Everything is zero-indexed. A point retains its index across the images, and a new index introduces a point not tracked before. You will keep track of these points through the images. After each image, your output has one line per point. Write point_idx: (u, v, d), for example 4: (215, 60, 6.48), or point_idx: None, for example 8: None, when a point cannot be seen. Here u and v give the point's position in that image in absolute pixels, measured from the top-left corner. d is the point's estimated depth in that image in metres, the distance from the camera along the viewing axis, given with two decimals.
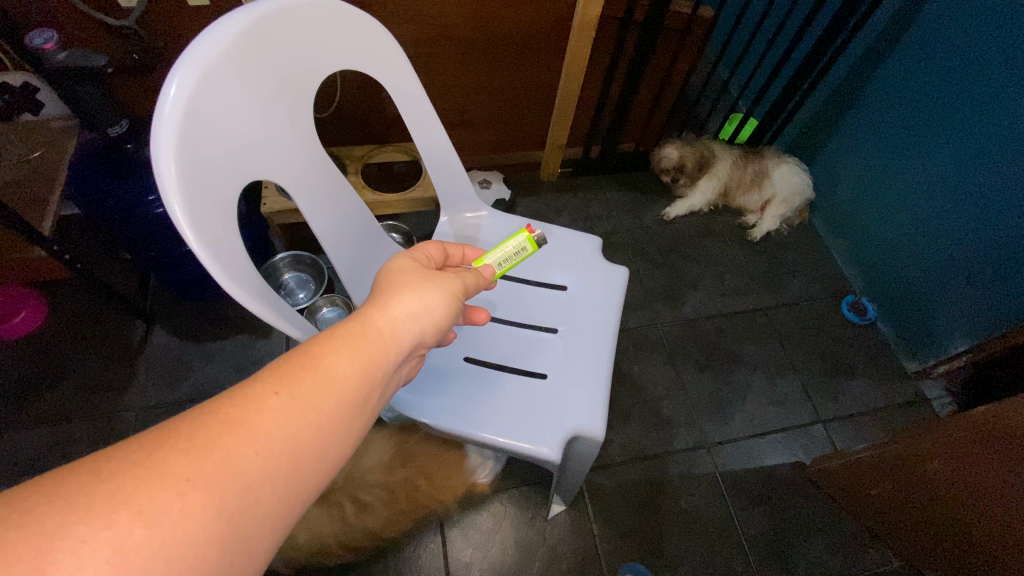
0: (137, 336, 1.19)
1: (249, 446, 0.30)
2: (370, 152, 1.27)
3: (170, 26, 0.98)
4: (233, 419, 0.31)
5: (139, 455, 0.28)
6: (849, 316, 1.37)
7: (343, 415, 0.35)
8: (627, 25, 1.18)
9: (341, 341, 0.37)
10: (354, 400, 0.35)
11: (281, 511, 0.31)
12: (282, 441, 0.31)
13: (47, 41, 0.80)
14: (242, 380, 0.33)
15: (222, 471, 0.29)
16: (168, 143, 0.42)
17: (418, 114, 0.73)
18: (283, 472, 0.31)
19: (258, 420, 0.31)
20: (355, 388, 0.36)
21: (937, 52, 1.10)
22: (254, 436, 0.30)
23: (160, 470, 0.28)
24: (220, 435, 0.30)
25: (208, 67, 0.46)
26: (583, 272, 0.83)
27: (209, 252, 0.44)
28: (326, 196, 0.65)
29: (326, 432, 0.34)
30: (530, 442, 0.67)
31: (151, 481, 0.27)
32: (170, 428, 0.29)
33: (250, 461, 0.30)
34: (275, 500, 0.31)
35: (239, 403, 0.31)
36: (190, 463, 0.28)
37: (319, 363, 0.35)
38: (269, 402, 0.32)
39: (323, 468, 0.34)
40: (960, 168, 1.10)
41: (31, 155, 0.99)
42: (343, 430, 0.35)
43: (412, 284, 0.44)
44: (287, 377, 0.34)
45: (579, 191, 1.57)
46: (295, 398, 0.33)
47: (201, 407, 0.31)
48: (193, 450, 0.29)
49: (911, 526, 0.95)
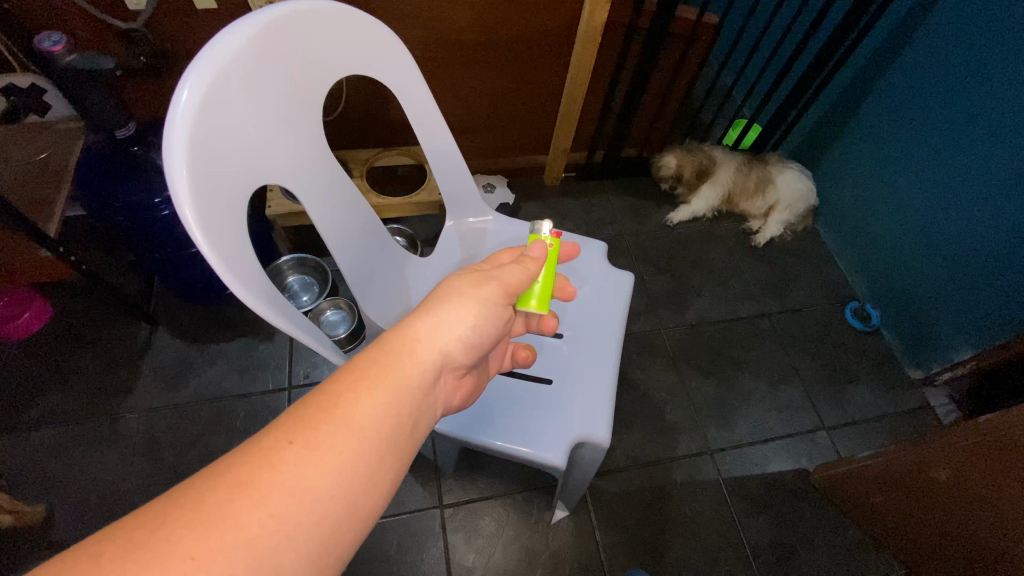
0: (141, 337, 1.19)
1: (261, 510, 0.33)
2: (375, 155, 1.28)
3: (177, 29, 0.99)
4: (243, 481, 0.34)
5: (144, 536, 0.31)
6: (853, 323, 1.37)
7: (364, 452, 0.38)
8: (633, 30, 1.18)
9: (364, 376, 0.41)
10: (376, 434, 0.39)
11: (307, 565, 0.34)
12: (297, 499, 0.34)
13: (57, 44, 0.80)
14: (256, 436, 0.36)
15: (232, 542, 0.32)
16: (180, 148, 0.42)
17: (425, 118, 0.73)
18: (299, 529, 0.34)
19: (269, 476, 0.34)
20: (377, 427, 0.39)
21: (940, 65, 1.11)
22: (265, 498, 0.33)
23: (163, 548, 0.30)
24: (231, 500, 0.33)
25: (217, 71, 0.46)
26: (590, 278, 0.83)
27: (219, 255, 0.44)
28: (333, 200, 0.65)
29: (344, 480, 0.36)
30: (536, 447, 0.67)
31: (156, 563, 0.30)
32: (176, 502, 0.33)
33: (264, 527, 0.33)
34: (295, 555, 0.33)
35: (254, 461, 0.35)
36: (196, 541, 0.31)
37: (338, 401, 0.39)
38: (284, 454, 0.35)
39: (350, 517, 0.36)
40: (959, 183, 1.11)
41: (37, 157, 1.00)
42: (366, 467, 0.38)
43: (436, 298, 0.49)
44: (305, 426, 0.37)
45: (583, 196, 1.57)
46: (308, 447, 0.36)
47: (208, 478, 0.34)
48: (204, 522, 0.32)
49: (914, 533, 0.95)
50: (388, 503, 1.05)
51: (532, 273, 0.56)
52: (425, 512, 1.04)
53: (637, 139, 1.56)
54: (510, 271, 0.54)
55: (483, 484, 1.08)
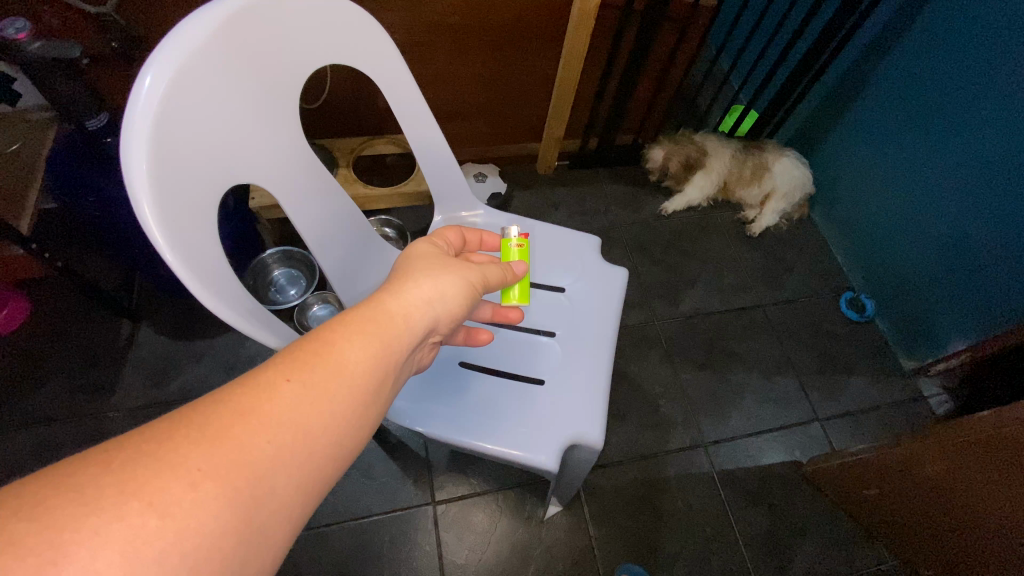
0: (124, 334, 1.16)
1: (263, 436, 0.30)
2: (362, 144, 1.24)
3: (148, 13, 0.94)
4: (246, 407, 0.30)
5: (149, 447, 0.27)
6: (848, 312, 1.36)
7: (353, 400, 0.34)
8: (627, 14, 1.14)
9: (353, 327, 0.37)
10: (367, 381, 0.35)
11: (300, 492, 0.31)
12: (293, 430, 0.31)
13: (19, 30, 0.77)
14: (254, 367, 0.32)
15: (236, 461, 0.28)
16: (140, 147, 0.39)
17: (409, 112, 0.70)
18: (296, 459, 0.31)
19: (266, 408, 0.31)
20: (368, 373, 0.36)
21: (939, 45, 1.08)
22: (269, 423, 0.30)
23: (170, 459, 0.27)
24: (230, 424, 0.29)
25: (184, 60, 0.43)
26: (582, 273, 0.81)
27: (183, 261, 0.41)
28: (311, 192, 0.62)
29: (337, 419, 0.33)
30: (527, 450, 0.65)
31: (162, 472, 0.27)
32: (183, 417, 0.29)
33: (265, 452, 0.29)
34: (288, 487, 0.30)
35: (253, 392, 0.31)
36: (202, 453, 0.28)
37: (331, 346, 0.35)
38: (281, 388, 0.32)
39: (339, 457, 0.33)
40: (958, 161, 1.08)
41: (9, 150, 0.93)
42: (355, 413, 0.34)
43: (426, 271, 0.45)
44: (301, 365, 0.33)
45: (577, 184, 1.54)
46: (307, 386, 0.33)
47: (207, 400, 0.30)
48: (209, 438, 0.28)
49: (904, 525, 0.96)
50: (380, 501, 1.04)
51: (508, 276, 0.55)
52: (416, 509, 1.03)
53: (632, 126, 1.53)
54: (491, 269, 0.52)
55: (474, 481, 1.07)
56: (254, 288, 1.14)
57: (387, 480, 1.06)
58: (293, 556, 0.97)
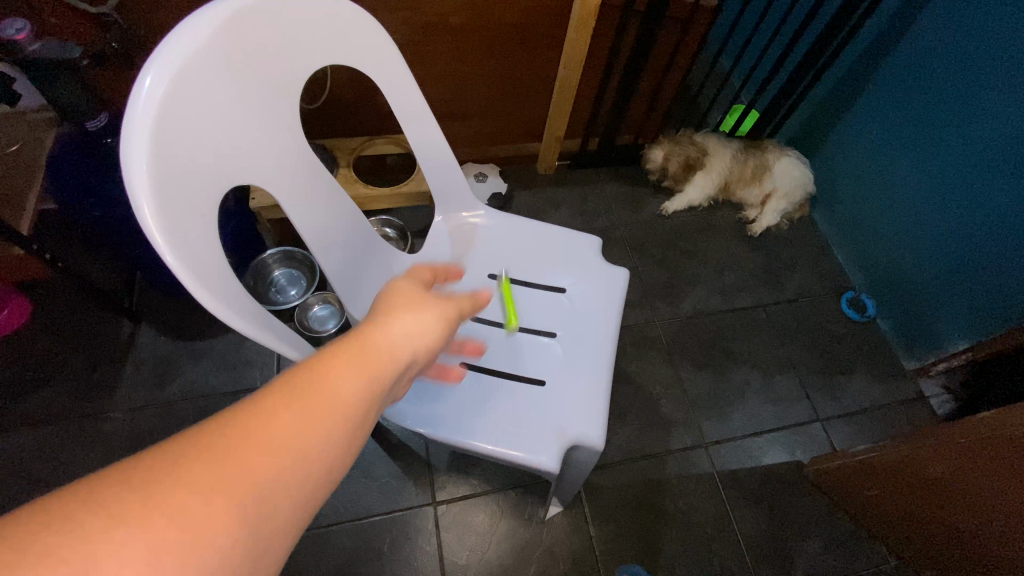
0: (124, 334, 1.16)
1: (270, 455, 0.29)
2: (363, 143, 1.23)
3: (148, 13, 0.94)
4: (250, 426, 0.30)
5: (165, 461, 0.27)
6: (849, 312, 1.35)
7: (347, 428, 0.33)
8: (628, 14, 1.14)
9: (341, 358, 0.35)
10: (359, 411, 0.34)
11: (306, 508, 0.31)
12: (297, 451, 0.30)
13: (19, 30, 0.78)
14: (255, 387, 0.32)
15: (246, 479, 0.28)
16: (139, 149, 0.39)
17: (410, 112, 0.70)
18: (301, 478, 0.30)
19: (270, 429, 0.30)
20: (359, 404, 0.34)
21: (941, 47, 1.07)
22: (272, 445, 0.30)
23: (183, 476, 0.27)
24: (238, 442, 0.29)
25: (184, 63, 0.43)
26: (583, 274, 0.81)
27: (184, 264, 0.41)
28: (310, 194, 0.62)
29: (335, 444, 0.32)
30: (528, 451, 0.65)
31: (180, 486, 0.27)
32: (194, 432, 0.29)
33: (272, 472, 0.29)
34: (296, 503, 0.30)
35: (254, 415, 0.30)
36: (213, 471, 0.27)
37: (321, 375, 0.34)
38: (281, 410, 0.31)
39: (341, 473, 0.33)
40: (962, 165, 1.08)
41: (8, 151, 0.95)
42: (354, 435, 0.34)
43: (411, 298, 0.44)
44: (298, 389, 0.32)
45: (578, 184, 1.54)
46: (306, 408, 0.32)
47: (217, 416, 0.30)
48: (218, 456, 0.28)
49: (905, 525, 0.96)
50: (380, 501, 1.04)
51: None
52: (416, 510, 1.03)
53: (633, 125, 1.53)
54: None
55: (475, 480, 1.07)
56: (254, 288, 1.14)
57: (388, 480, 1.06)
58: (293, 556, 0.97)
